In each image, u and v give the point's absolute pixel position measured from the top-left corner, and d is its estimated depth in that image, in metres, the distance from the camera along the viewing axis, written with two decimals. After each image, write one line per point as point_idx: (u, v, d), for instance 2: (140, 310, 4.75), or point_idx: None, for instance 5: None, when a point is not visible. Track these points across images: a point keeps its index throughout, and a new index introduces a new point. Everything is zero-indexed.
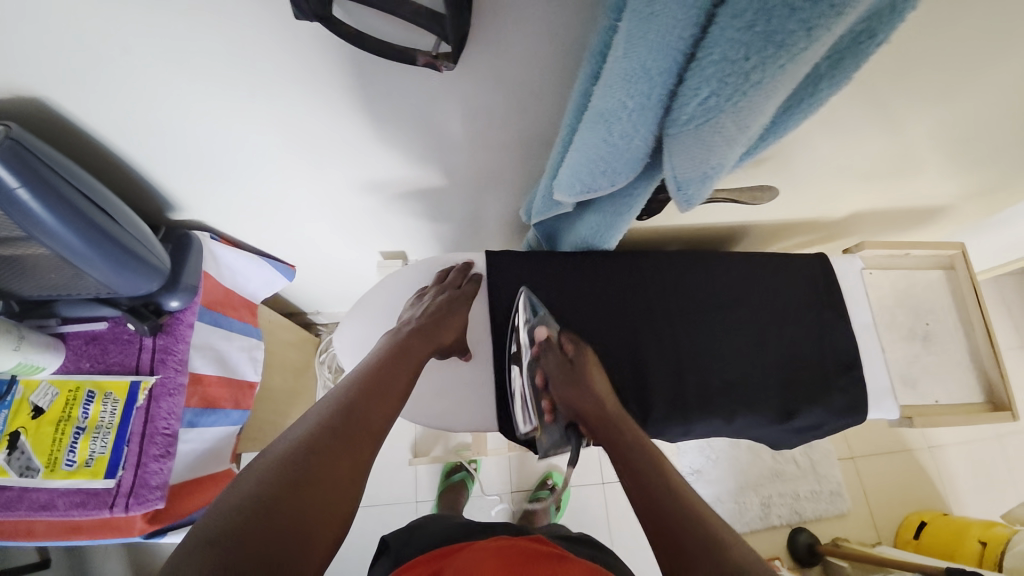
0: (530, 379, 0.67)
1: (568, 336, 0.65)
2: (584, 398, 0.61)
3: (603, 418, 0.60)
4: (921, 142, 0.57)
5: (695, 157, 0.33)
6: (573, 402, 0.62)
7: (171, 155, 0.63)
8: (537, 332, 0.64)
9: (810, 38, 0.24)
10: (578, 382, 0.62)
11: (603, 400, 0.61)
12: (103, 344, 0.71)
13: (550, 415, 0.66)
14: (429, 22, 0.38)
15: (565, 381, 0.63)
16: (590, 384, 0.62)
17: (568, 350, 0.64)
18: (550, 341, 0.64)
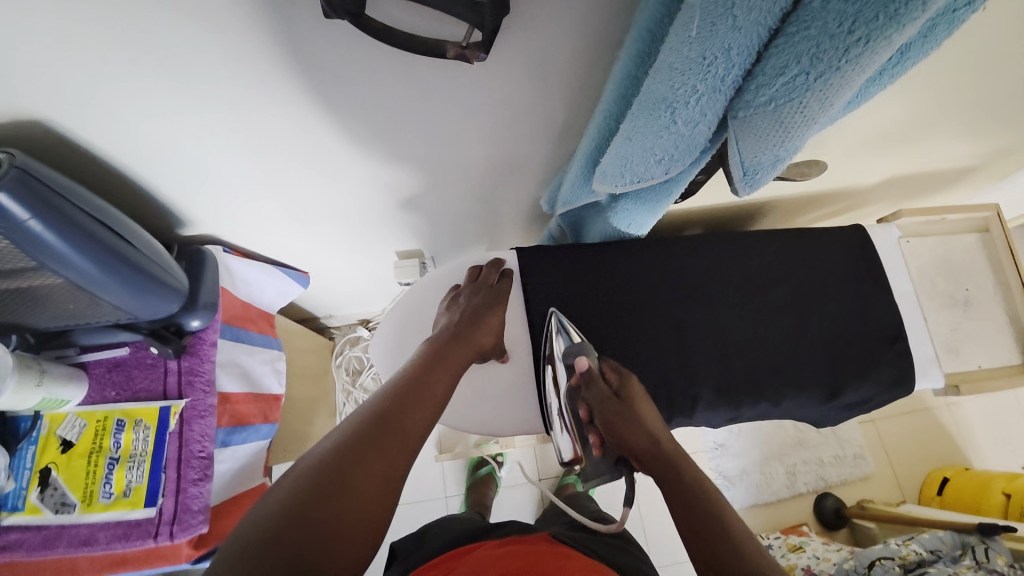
0: (572, 411, 0.66)
1: (608, 364, 0.64)
2: (637, 435, 0.60)
3: (659, 456, 0.58)
4: (968, 101, 0.55)
5: (768, 140, 0.32)
6: (624, 440, 0.61)
7: (180, 169, 0.60)
8: (577, 362, 0.63)
9: (927, 7, 0.22)
10: (631, 421, 0.60)
11: (659, 439, 0.59)
12: (127, 370, 0.69)
13: (598, 449, 0.65)
14: (465, 10, 0.35)
15: (617, 418, 0.61)
16: (642, 419, 0.60)
17: (611, 382, 0.63)
18: (592, 373, 0.63)
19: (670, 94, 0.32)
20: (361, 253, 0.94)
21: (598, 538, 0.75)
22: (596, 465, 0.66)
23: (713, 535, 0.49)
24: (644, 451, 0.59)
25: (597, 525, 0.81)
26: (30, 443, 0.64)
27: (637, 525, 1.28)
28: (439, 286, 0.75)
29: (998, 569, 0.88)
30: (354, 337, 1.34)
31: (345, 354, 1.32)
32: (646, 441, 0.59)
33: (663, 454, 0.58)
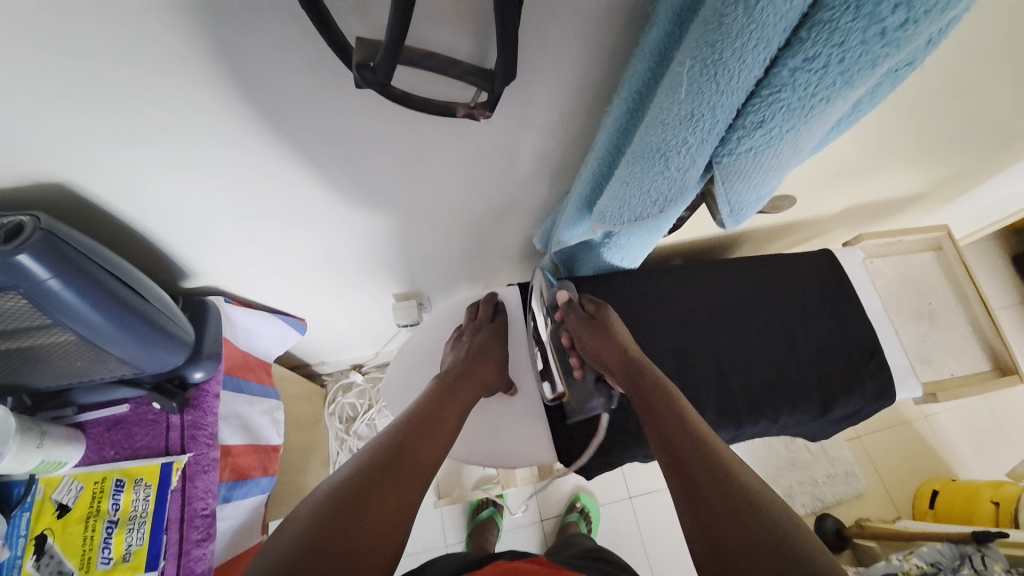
0: (555, 342, 0.69)
1: (588, 299, 0.69)
2: (608, 348, 0.63)
3: (629, 365, 0.61)
4: (902, 140, 0.63)
5: (749, 181, 0.37)
6: (597, 354, 0.64)
7: (189, 224, 0.62)
8: (558, 296, 0.69)
9: (874, 72, 0.27)
10: (602, 335, 0.64)
11: (630, 352, 0.62)
12: (127, 428, 0.69)
13: (580, 370, 0.67)
14: (479, 79, 0.39)
15: (591, 337, 0.65)
16: (612, 333, 0.64)
17: (589, 308, 0.67)
18: (571, 302, 0.68)
19: (665, 145, 0.36)
20: (358, 296, 0.95)
21: (589, 563, 0.78)
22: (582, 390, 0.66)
23: (670, 428, 0.52)
24: (617, 364, 0.62)
25: (593, 553, 0.83)
26: (24, 510, 0.61)
27: (643, 561, 1.26)
28: (441, 326, 0.78)
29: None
30: (347, 382, 1.33)
31: (338, 402, 1.31)
32: (614, 352, 0.62)
33: (631, 363, 0.61)
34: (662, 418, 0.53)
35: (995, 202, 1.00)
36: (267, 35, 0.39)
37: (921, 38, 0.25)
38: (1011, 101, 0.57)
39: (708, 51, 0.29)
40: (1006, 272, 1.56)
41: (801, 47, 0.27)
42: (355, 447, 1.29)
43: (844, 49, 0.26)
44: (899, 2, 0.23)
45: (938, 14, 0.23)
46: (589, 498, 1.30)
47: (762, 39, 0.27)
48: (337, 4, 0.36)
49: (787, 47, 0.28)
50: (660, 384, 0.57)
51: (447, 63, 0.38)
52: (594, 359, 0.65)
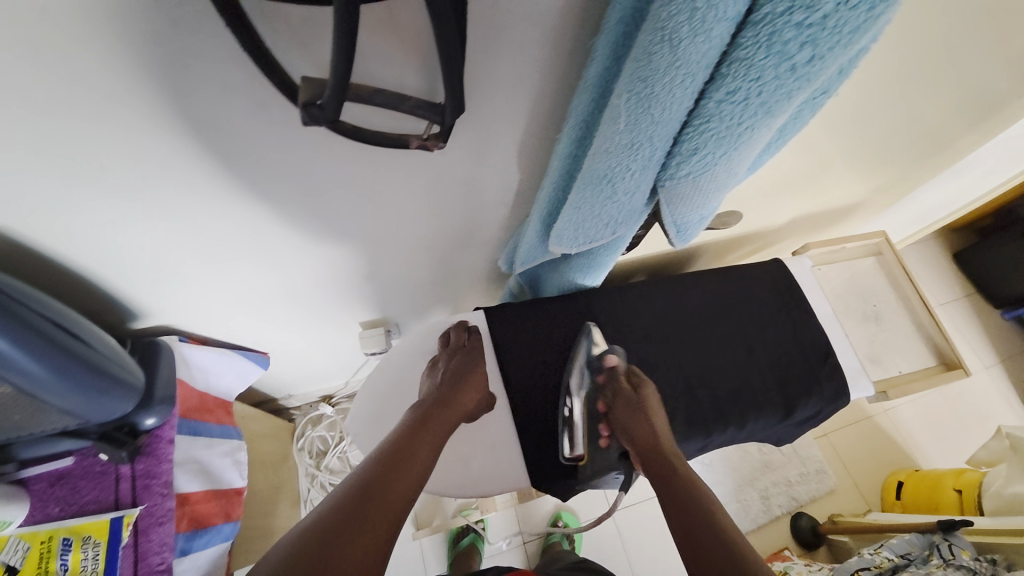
0: (590, 405, 0.70)
1: (633, 369, 0.69)
2: (641, 427, 0.62)
3: (656, 453, 0.59)
4: (835, 151, 0.68)
5: (692, 204, 0.39)
6: (626, 431, 0.64)
7: (138, 263, 0.60)
8: (607, 360, 0.68)
9: (790, 102, 0.29)
10: (639, 415, 0.62)
11: (660, 436, 0.61)
12: (71, 482, 0.66)
13: (605, 441, 0.70)
14: (429, 112, 0.40)
15: (626, 411, 0.64)
16: (648, 412, 0.63)
17: (633, 381, 0.67)
18: (616, 370, 0.68)
19: (610, 172, 0.38)
20: (322, 327, 0.93)
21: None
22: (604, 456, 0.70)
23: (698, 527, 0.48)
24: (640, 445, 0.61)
25: (580, 564, 0.83)
26: None
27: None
28: (408, 352, 0.76)
29: (965, 565, 0.94)
30: (315, 415, 1.28)
31: (307, 436, 1.26)
32: (644, 434, 0.61)
33: (660, 449, 0.59)
34: (690, 516, 0.50)
35: (929, 205, 1.07)
36: (210, 73, 0.38)
37: (829, 70, 0.27)
38: (930, 115, 0.62)
39: (642, 85, 0.31)
40: (946, 269, 1.66)
41: (725, 81, 0.29)
42: (327, 482, 1.23)
43: (762, 83, 0.28)
44: (804, 40, 0.25)
45: (841, 49, 0.25)
46: (571, 514, 1.30)
47: (688, 75, 0.29)
48: (281, 43, 0.36)
49: (712, 81, 0.30)
50: (689, 479, 0.54)
51: (396, 98, 0.38)
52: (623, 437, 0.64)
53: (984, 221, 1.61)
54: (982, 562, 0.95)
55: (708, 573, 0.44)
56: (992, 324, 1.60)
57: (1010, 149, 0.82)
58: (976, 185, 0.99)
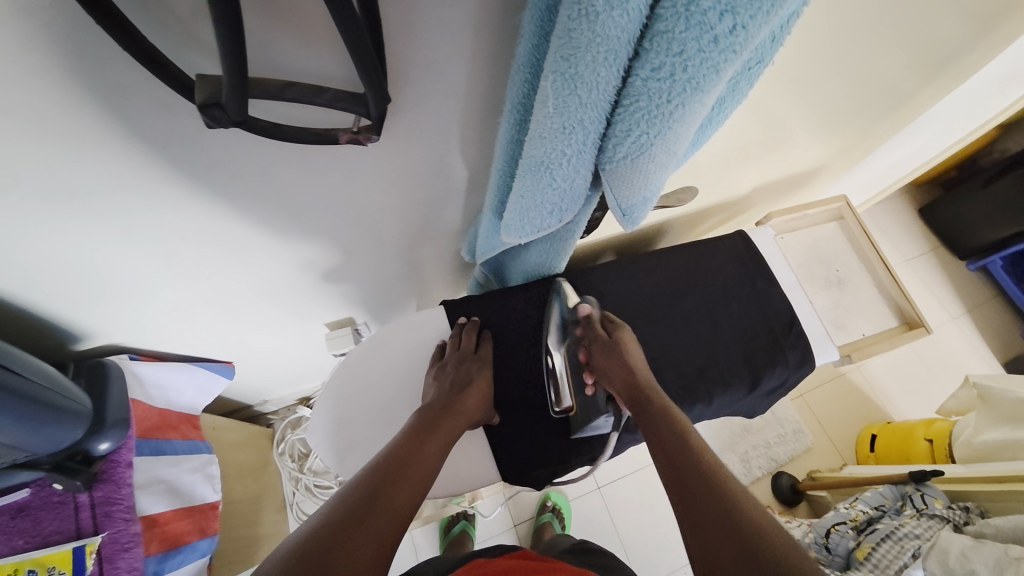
0: (571, 357, 0.69)
1: (608, 317, 0.69)
2: (620, 368, 0.63)
3: (636, 391, 0.60)
4: (792, 115, 0.66)
5: (635, 187, 0.37)
6: (607, 374, 0.64)
7: (66, 283, 0.56)
8: (580, 310, 0.68)
9: (719, 77, 0.27)
10: (616, 355, 0.63)
11: (637, 374, 0.62)
12: (32, 514, 0.61)
13: (592, 388, 0.67)
14: (350, 104, 0.37)
15: (605, 355, 0.64)
16: (626, 354, 0.64)
17: (608, 328, 0.67)
18: (591, 319, 0.68)
19: (547, 158, 0.35)
20: (286, 332, 0.90)
21: (578, 557, 0.79)
22: (588, 405, 0.68)
23: (678, 457, 0.50)
24: (621, 383, 0.62)
25: (582, 546, 0.84)
26: None
27: (617, 548, 1.27)
28: (374, 353, 0.69)
29: (939, 514, 0.97)
30: (294, 419, 1.23)
31: (288, 439, 1.21)
32: (623, 375, 0.62)
33: (637, 390, 0.60)
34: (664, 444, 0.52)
35: (891, 164, 1.07)
36: (99, 77, 0.35)
37: (755, 41, 0.26)
38: (883, 71, 0.61)
39: (566, 65, 0.28)
40: (912, 225, 1.70)
41: (647, 57, 0.27)
42: (312, 484, 1.19)
43: (685, 58, 0.26)
44: (723, 9, 0.24)
45: (763, 17, 0.24)
46: (560, 494, 1.31)
47: (610, 51, 0.27)
48: (170, 39, 0.33)
49: (636, 58, 0.28)
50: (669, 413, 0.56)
51: (311, 91, 0.35)
52: (606, 379, 0.64)
53: (947, 174, 1.63)
54: (955, 510, 0.98)
55: (686, 492, 0.47)
56: (957, 276, 1.65)
57: (963, 103, 0.83)
58: (935, 141, 0.99)
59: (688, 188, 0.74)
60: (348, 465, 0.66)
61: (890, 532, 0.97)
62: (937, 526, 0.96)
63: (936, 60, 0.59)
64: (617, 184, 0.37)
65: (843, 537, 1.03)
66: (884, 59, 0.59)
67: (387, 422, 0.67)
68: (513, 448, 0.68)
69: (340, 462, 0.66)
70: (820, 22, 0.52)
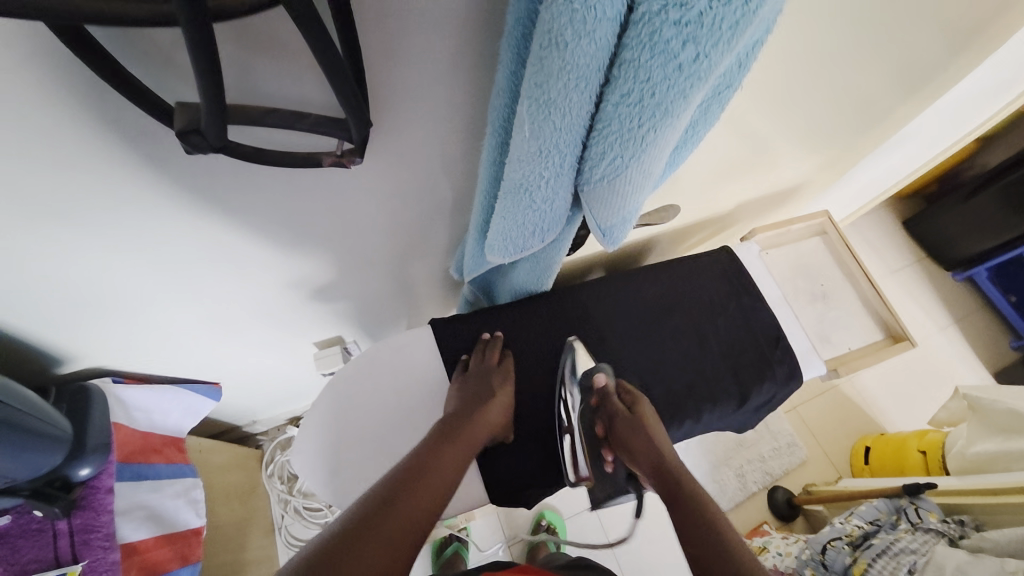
0: (588, 430, 0.68)
1: (625, 388, 0.68)
2: (644, 448, 0.62)
3: (662, 471, 0.59)
4: (771, 133, 0.68)
5: (614, 208, 0.38)
6: (629, 453, 0.63)
7: (47, 306, 0.56)
8: (596, 379, 0.67)
9: (687, 102, 0.28)
10: (638, 435, 0.62)
11: (663, 454, 0.60)
12: (10, 542, 0.59)
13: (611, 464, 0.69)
14: (330, 129, 0.38)
15: (625, 433, 0.64)
16: (647, 433, 0.62)
17: (625, 400, 0.67)
18: (608, 390, 0.67)
19: (526, 180, 0.36)
20: (274, 352, 0.89)
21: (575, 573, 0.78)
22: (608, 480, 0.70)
23: (702, 534, 0.50)
24: (645, 460, 0.61)
25: (579, 563, 0.82)
26: None
27: (613, 568, 1.25)
28: (364, 372, 0.68)
29: (934, 528, 0.97)
30: (282, 439, 1.21)
31: (276, 461, 1.18)
32: (649, 457, 0.60)
33: (663, 466, 0.59)
34: (691, 518, 0.52)
35: (873, 179, 1.10)
36: (80, 102, 0.35)
37: (719, 68, 0.26)
38: (857, 90, 0.63)
39: (540, 91, 0.29)
40: (897, 237, 1.72)
41: (617, 84, 0.28)
42: (300, 507, 1.16)
43: (652, 85, 0.27)
44: (685, 38, 0.24)
45: (723, 46, 0.25)
46: (554, 513, 1.29)
47: (581, 78, 0.27)
48: (151, 69, 0.33)
49: (607, 84, 0.29)
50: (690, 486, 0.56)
51: (292, 117, 0.36)
52: (627, 457, 0.64)
53: (930, 188, 1.67)
54: (950, 524, 0.98)
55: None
56: (944, 287, 1.67)
57: (938, 120, 0.85)
58: (914, 156, 1.02)
59: (671, 206, 0.76)
60: (333, 489, 0.64)
61: (886, 548, 0.96)
62: (933, 541, 0.95)
63: (916, 75, 0.61)
64: (610, 211, 0.38)
65: (840, 553, 1.02)
66: (859, 79, 0.61)
67: (373, 443, 0.66)
68: (504, 468, 0.67)
69: (324, 486, 0.65)
70: (802, 41, 0.53)
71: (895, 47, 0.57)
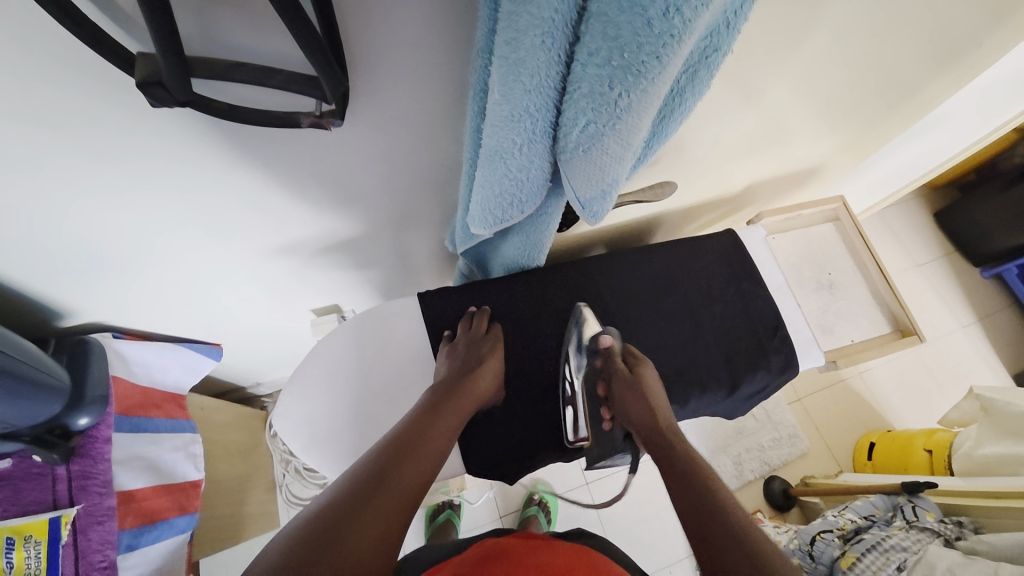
0: (590, 390, 0.68)
1: (628, 351, 0.68)
2: (640, 409, 0.63)
3: (654, 430, 0.61)
4: (785, 110, 0.64)
5: (592, 180, 0.36)
6: (627, 409, 0.64)
7: (42, 261, 0.57)
8: (602, 341, 0.67)
9: (661, 64, 0.26)
10: (637, 394, 0.63)
11: (659, 413, 0.62)
12: (12, 484, 0.62)
13: (609, 424, 0.68)
14: (304, 87, 0.36)
15: (626, 393, 0.64)
16: (647, 395, 0.63)
17: (628, 362, 0.67)
18: (612, 350, 0.67)
19: (500, 148, 0.34)
20: (273, 316, 0.90)
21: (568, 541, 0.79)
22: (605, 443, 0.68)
23: (684, 481, 0.53)
24: (641, 421, 0.62)
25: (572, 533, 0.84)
26: None
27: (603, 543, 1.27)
28: (350, 341, 0.68)
29: (930, 527, 0.95)
30: None
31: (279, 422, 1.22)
32: (644, 414, 0.62)
33: (658, 428, 0.60)
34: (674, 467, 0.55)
35: (901, 164, 1.03)
36: (45, 58, 0.34)
37: (697, 28, 0.24)
38: (879, 65, 0.58)
39: (508, 49, 0.27)
40: (925, 229, 1.64)
41: (585, 41, 0.26)
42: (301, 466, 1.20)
43: (621, 42, 0.25)
44: None
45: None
46: (548, 488, 1.30)
47: (548, 34, 0.25)
48: (114, 19, 0.32)
49: (577, 42, 0.27)
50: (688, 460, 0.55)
51: (261, 72, 0.35)
52: (624, 416, 0.65)
53: (965, 178, 1.58)
54: (948, 524, 0.95)
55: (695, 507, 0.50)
56: (971, 283, 1.59)
57: (973, 102, 0.79)
58: (947, 142, 0.95)
59: (665, 183, 0.71)
60: (315, 452, 0.65)
61: (877, 543, 0.95)
62: (927, 540, 0.93)
63: (948, 48, 0.56)
64: (594, 184, 0.36)
65: (829, 545, 1.01)
66: (880, 52, 0.56)
67: (352, 413, 0.66)
68: (485, 443, 0.67)
69: (306, 449, 0.65)
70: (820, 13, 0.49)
71: (929, 18, 0.52)
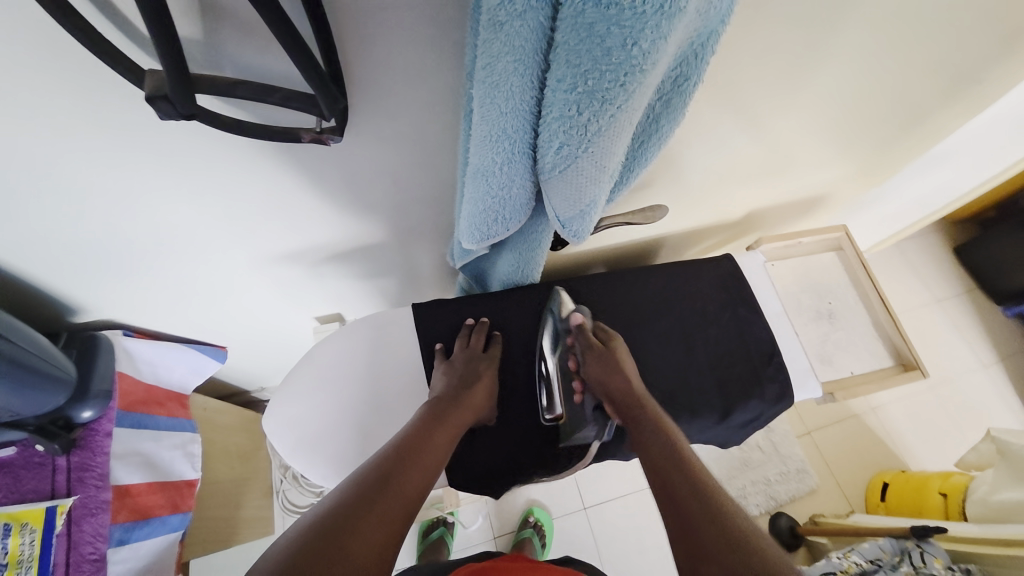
0: (562, 366, 0.69)
1: (599, 326, 0.69)
2: (614, 379, 0.64)
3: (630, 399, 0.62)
4: (783, 139, 0.64)
5: (570, 199, 0.37)
6: (601, 380, 0.65)
7: (60, 258, 0.60)
8: (573, 319, 0.68)
9: (626, 91, 0.27)
10: (607, 364, 0.65)
11: (633, 383, 0.63)
12: (13, 472, 0.64)
13: (579, 396, 0.68)
14: (301, 104, 0.38)
15: (597, 365, 0.65)
16: (619, 366, 0.64)
17: (600, 336, 0.68)
18: (583, 327, 0.68)
19: (483, 166, 0.36)
20: (278, 322, 0.93)
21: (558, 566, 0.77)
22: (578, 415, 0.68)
23: (665, 466, 0.51)
24: (618, 392, 0.63)
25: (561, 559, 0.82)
26: None
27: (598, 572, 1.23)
28: (343, 347, 0.69)
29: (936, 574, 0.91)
30: None
31: None
32: (617, 382, 0.63)
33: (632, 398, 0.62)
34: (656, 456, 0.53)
35: (912, 196, 1.02)
36: (70, 70, 0.37)
37: (659, 58, 0.26)
38: (875, 96, 0.59)
39: (484, 74, 0.29)
40: (944, 264, 1.60)
41: (553, 69, 0.27)
42: (298, 473, 1.21)
43: (585, 70, 0.27)
44: (610, 23, 0.24)
45: (653, 32, 0.24)
46: (544, 510, 1.28)
47: (519, 62, 0.27)
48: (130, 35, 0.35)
49: (548, 69, 0.28)
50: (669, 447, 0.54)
51: (262, 89, 0.37)
52: (596, 387, 0.66)
53: (986, 214, 1.55)
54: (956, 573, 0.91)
55: (675, 494, 0.48)
56: (992, 321, 1.54)
57: (981, 136, 0.78)
58: (958, 176, 0.94)
59: (657, 206, 0.71)
60: (301, 455, 0.66)
61: None
62: None
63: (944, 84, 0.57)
64: (574, 202, 0.37)
65: None
66: (875, 84, 0.57)
67: (340, 419, 0.67)
68: (470, 455, 0.67)
69: (292, 451, 0.66)
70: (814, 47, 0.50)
71: (922, 53, 0.53)
